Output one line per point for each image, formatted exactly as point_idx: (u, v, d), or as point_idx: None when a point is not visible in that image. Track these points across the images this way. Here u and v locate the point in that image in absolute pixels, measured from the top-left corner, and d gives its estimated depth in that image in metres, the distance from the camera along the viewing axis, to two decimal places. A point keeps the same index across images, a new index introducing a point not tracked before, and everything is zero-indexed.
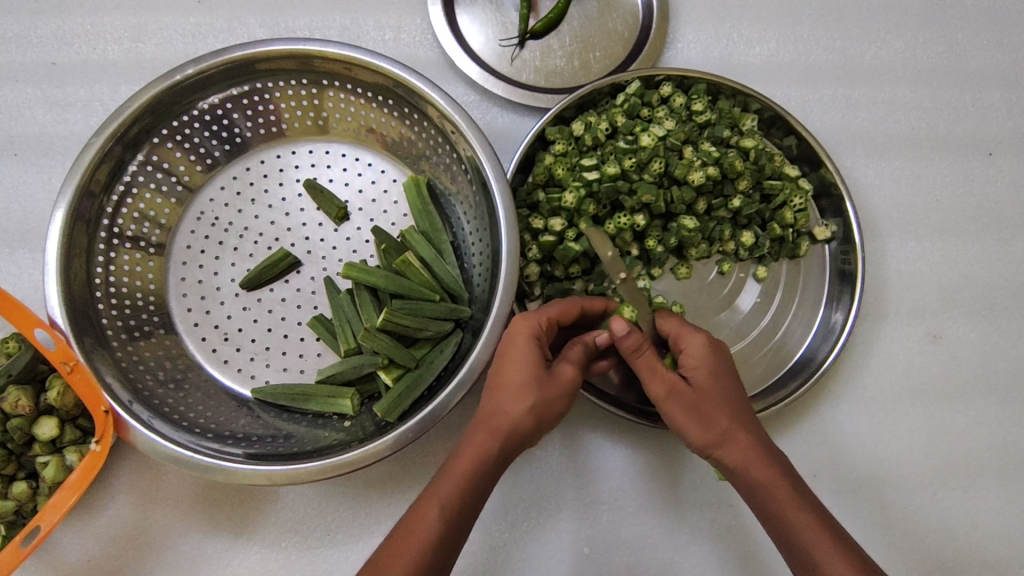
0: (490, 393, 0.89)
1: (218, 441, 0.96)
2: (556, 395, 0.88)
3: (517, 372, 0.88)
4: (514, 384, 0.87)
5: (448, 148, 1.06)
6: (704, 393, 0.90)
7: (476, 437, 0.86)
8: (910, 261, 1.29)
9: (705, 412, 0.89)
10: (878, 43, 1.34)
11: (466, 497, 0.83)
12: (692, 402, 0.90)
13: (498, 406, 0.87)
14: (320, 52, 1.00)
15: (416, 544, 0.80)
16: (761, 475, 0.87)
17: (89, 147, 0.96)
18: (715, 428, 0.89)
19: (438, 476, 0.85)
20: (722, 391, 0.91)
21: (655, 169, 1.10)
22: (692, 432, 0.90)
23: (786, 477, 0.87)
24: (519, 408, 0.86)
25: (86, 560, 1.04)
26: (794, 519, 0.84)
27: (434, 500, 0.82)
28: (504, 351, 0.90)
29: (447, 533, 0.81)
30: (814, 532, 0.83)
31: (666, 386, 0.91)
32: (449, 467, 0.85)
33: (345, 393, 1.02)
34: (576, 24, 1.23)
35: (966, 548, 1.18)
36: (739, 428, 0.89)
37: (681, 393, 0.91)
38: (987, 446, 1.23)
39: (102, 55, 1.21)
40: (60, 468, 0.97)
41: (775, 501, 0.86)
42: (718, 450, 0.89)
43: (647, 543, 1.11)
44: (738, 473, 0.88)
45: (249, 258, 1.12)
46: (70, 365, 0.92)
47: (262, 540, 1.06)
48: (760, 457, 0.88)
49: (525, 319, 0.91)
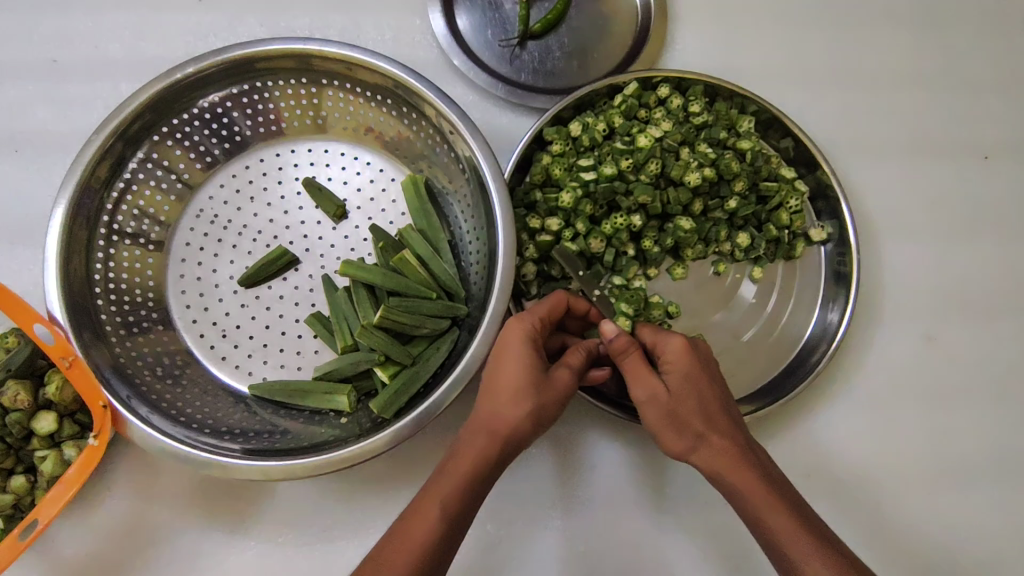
0: (485, 396, 0.89)
1: (215, 436, 0.96)
2: (555, 400, 0.89)
3: (515, 374, 0.88)
4: (512, 387, 0.88)
5: (446, 147, 1.06)
6: (679, 397, 0.91)
7: (478, 438, 0.86)
8: (906, 263, 1.29)
9: (681, 417, 0.90)
10: (875, 46, 1.35)
11: (466, 497, 0.83)
12: (668, 407, 0.91)
13: (497, 409, 0.87)
14: (320, 52, 1.01)
15: (416, 541, 0.80)
16: (739, 480, 0.87)
17: (90, 144, 0.97)
18: (692, 434, 0.90)
19: (439, 474, 0.85)
20: (698, 394, 0.91)
21: (651, 169, 1.10)
22: (671, 438, 0.92)
23: (765, 481, 0.87)
24: (521, 411, 0.87)
25: (83, 553, 1.04)
26: (771, 524, 0.85)
27: (435, 498, 0.83)
28: (500, 355, 0.90)
29: (447, 533, 0.81)
30: (790, 535, 0.84)
31: (645, 392, 0.92)
32: (449, 467, 0.85)
33: (342, 389, 1.03)
34: (576, 25, 1.24)
35: (958, 547, 1.19)
36: (715, 432, 0.89)
37: (657, 399, 0.91)
38: (980, 447, 1.24)
39: (103, 53, 1.22)
40: (58, 462, 0.98)
41: (753, 506, 0.86)
42: (697, 456, 0.90)
43: (642, 542, 1.12)
44: (718, 478, 0.89)
45: (247, 255, 1.13)
46: (69, 360, 0.92)
47: (260, 535, 1.06)
48: (736, 462, 0.88)
49: (521, 321, 0.93)
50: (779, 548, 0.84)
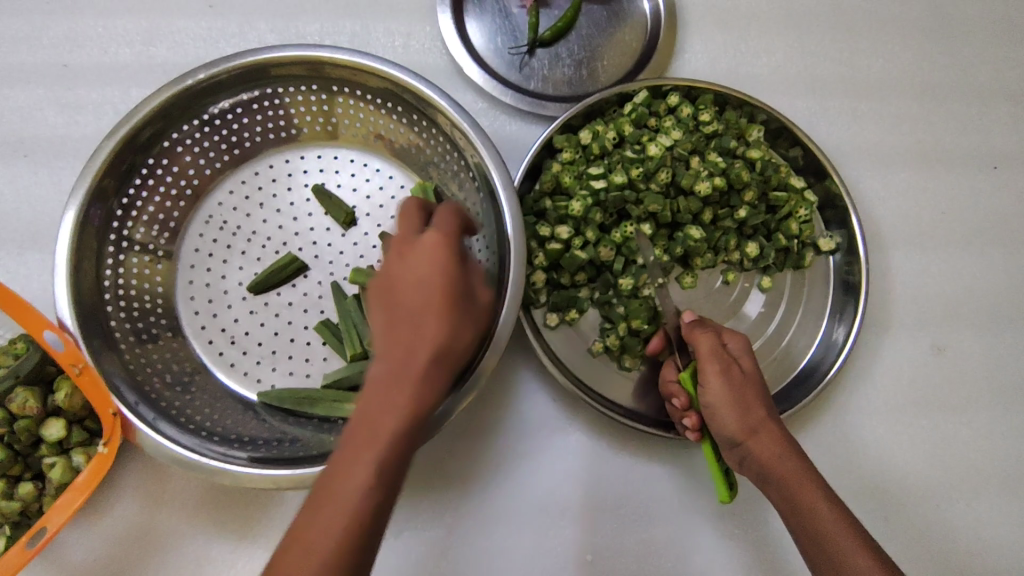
0: (406, 323, 0.75)
1: (224, 444, 0.96)
2: (473, 320, 0.79)
3: (446, 299, 0.76)
4: (436, 309, 0.75)
5: (456, 155, 1.06)
6: (750, 382, 0.95)
7: (407, 381, 0.72)
8: (915, 274, 1.29)
9: (749, 400, 0.93)
10: (884, 55, 1.35)
11: (403, 447, 0.72)
12: (739, 385, 0.94)
13: (427, 336, 0.74)
14: (332, 59, 1.00)
15: (353, 500, 0.68)
16: (794, 467, 0.90)
17: (101, 150, 0.97)
18: (756, 417, 0.92)
19: (364, 429, 0.71)
20: (760, 385, 0.96)
21: (661, 178, 1.11)
22: (729, 417, 0.92)
23: (814, 475, 0.90)
24: (457, 336, 0.76)
25: (91, 560, 1.04)
26: (818, 511, 0.86)
27: (373, 450, 0.70)
28: (410, 276, 0.78)
29: (380, 484, 0.69)
30: (834, 527, 0.84)
31: (720, 366, 0.94)
32: (372, 418, 0.71)
33: (350, 398, 1.03)
34: (585, 33, 1.24)
35: (967, 557, 1.18)
36: (774, 421, 0.93)
37: (732, 375, 0.94)
38: (990, 457, 1.24)
39: (113, 58, 1.21)
40: (66, 469, 0.97)
41: (802, 492, 0.88)
42: (754, 440, 0.92)
43: (650, 551, 1.12)
44: (772, 463, 0.90)
45: (257, 262, 1.13)
46: (79, 367, 0.93)
47: (267, 543, 1.06)
48: (793, 451, 0.91)
49: (442, 238, 0.80)
50: (824, 537, 0.84)
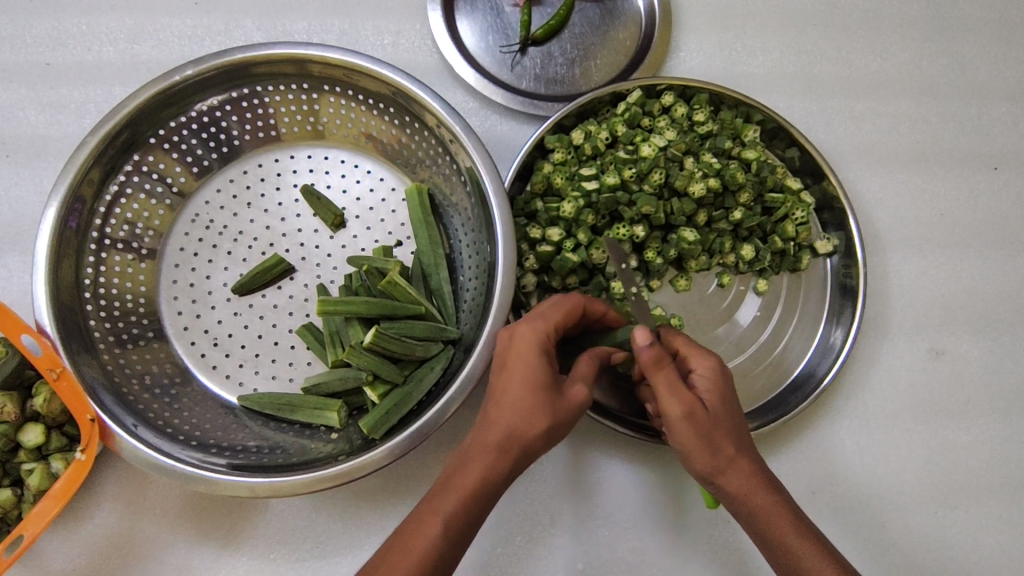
0: (490, 404, 0.82)
1: (202, 450, 0.94)
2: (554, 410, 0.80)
3: (515, 389, 0.80)
4: (515, 395, 0.80)
5: (448, 158, 1.04)
6: (714, 415, 0.85)
7: (483, 456, 0.78)
8: (913, 277, 1.27)
9: (715, 438, 0.84)
10: (883, 54, 1.33)
11: (471, 514, 0.77)
12: (706, 425, 0.84)
13: (507, 421, 0.79)
14: (321, 57, 0.99)
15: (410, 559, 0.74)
16: (766, 506, 0.86)
17: (84, 145, 0.95)
18: (724, 455, 0.85)
19: (440, 489, 0.78)
20: (729, 411, 0.87)
21: (655, 179, 1.09)
22: (697, 459, 0.85)
23: (788, 506, 0.87)
24: (528, 423, 0.79)
25: (71, 568, 1.02)
26: (795, 550, 0.85)
27: (430, 520, 0.76)
28: (505, 360, 0.83)
29: (449, 543, 0.75)
30: (813, 566, 0.84)
31: (683, 409, 0.83)
32: (451, 480, 0.78)
33: (332, 406, 1.00)
34: (578, 31, 1.22)
35: (964, 567, 1.16)
36: (742, 454, 0.86)
37: (697, 416, 0.83)
38: (988, 464, 1.21)
39: (97, 56, 1.19)
40: (44, 476, 0.95)
41: (776, 530, 0.86)
42: (723, 478, 0.86)
43: (642, 560, 1.10)
44: (743, 501, 0.86)
45: (242, 262, 1.11)
46: (57, 372, 0.90)
47: (250, 551, 1.04)
48: (764, 486, 0.86)
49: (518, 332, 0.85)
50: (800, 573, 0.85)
